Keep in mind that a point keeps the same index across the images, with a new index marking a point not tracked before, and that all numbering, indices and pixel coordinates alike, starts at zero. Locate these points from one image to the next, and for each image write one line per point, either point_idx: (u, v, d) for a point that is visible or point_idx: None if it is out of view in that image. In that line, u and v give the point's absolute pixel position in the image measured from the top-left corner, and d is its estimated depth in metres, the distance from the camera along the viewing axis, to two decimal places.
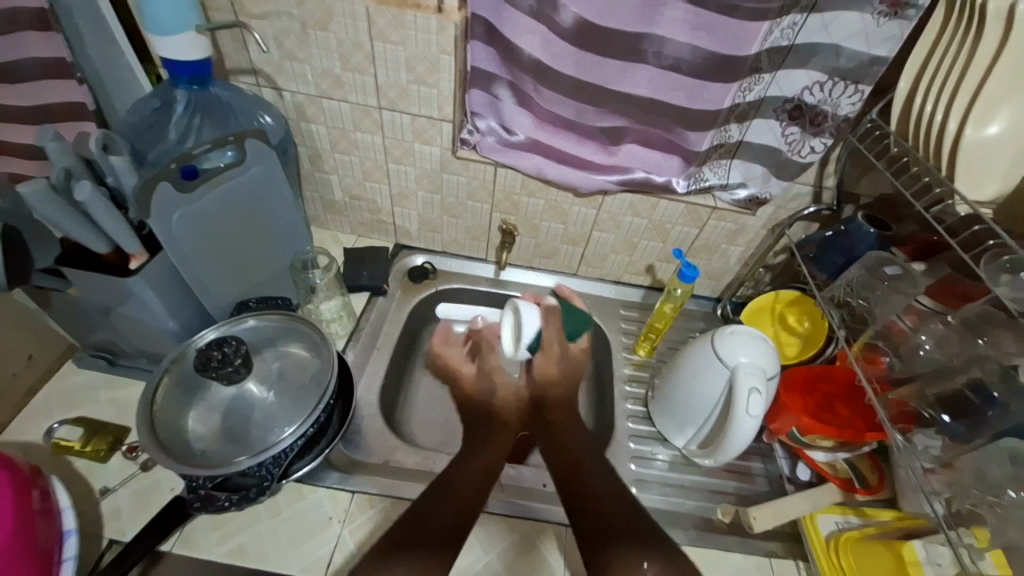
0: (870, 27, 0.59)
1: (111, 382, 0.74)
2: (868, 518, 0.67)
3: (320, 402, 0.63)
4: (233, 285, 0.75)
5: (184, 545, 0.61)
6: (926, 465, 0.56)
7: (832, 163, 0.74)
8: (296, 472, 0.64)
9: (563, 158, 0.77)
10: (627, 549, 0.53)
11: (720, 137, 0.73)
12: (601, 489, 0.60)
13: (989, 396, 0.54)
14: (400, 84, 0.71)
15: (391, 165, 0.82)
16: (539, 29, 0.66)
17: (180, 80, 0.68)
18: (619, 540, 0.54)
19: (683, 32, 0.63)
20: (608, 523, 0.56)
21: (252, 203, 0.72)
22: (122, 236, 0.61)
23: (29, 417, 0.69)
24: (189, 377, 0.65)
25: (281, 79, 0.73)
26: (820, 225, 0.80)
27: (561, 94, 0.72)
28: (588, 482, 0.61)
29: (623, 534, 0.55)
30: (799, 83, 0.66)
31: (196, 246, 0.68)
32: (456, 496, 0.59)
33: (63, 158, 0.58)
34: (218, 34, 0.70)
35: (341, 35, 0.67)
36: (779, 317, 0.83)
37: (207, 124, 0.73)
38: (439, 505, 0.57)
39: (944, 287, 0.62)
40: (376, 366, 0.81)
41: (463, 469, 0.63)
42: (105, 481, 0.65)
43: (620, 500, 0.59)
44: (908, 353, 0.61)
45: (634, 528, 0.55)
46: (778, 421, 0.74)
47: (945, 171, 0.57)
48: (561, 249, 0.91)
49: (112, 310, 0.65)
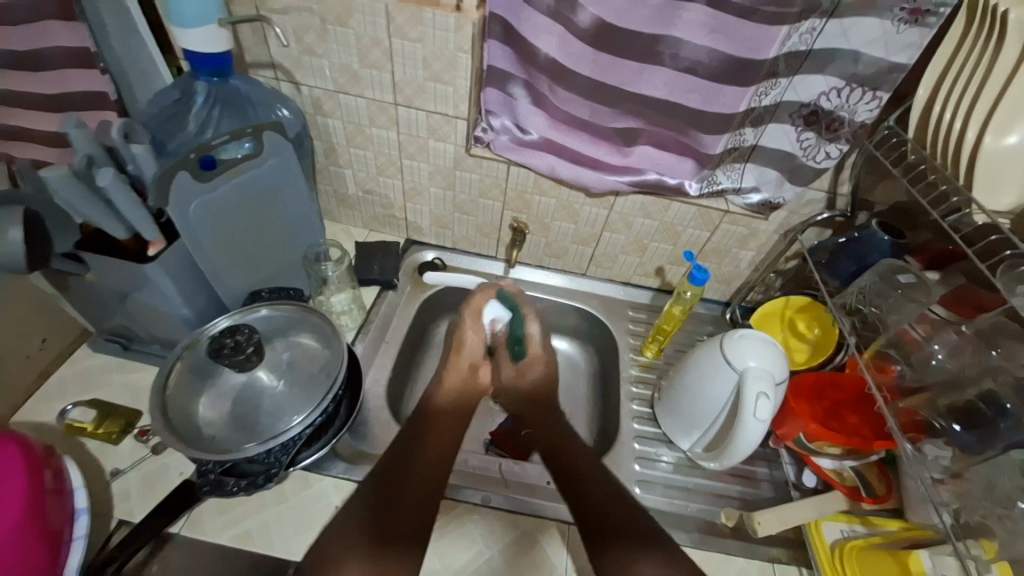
0: (890, 34, 0.58)
1: (123, 366, 0.75)
2: (874, 528, 0.67)
3: (329, 393, 0.64)
4: (245, 275, 0.76)
5: (191, 529, 0.62)
6: (935, 476, 0.56)
7: (847, 170, 0.73)
8: (302, 461, 0.64)
9: (576, 158, 0.77)
10: (628, 549, 0.56)
11: (734, 140, 0.73)
12: (599, 494, 0.63)
13: (1001, 407, 0.53)
14: (417, 81, 0.72)
15: (405, 161, 0.83)
16: (556, 29, 0.66)
17: (200, 73, 0.68)
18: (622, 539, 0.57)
19: (700, 35, 0.63)
20: (606, 521, 0.59)
21: (268, 195, 0.73)
22: (141, 223, 0.62)
23: (43, 399, 0.70)
24: (201, 363, 0.66)
25: (299, 74, 0.74)
26: (833, 231, 0.80)
27: (576, 94, 0.72)
28: (588, 483, 0.64)
29: (619, 534, 0.57)
30: (816, 88, 0.65)
31: (211, 235, 0.69)
32: (426, 486, 0.62)
33: (86, 145, 0.59)
34: (239, 27, 0.71)
35: (360, 30, 0.67)
36: (789, 323, 0.83)
37: (226, 117, 0.74)
38: (414, 495, 0.60)
39: (958, 295, 0.62)
40: (384, 360, 0.81)
41: (435, 458, 0.66)
42: (116, 463, 0.66)
43: (621, 502, 0.61)
44: (920, 363, 0.61)
45: (636, 529, 0.58)
46: (784, 427, 0.73)
47: (962, 180, 0.57)
48: (571, 249, 0.91)
49: (127, 296, 0.66)
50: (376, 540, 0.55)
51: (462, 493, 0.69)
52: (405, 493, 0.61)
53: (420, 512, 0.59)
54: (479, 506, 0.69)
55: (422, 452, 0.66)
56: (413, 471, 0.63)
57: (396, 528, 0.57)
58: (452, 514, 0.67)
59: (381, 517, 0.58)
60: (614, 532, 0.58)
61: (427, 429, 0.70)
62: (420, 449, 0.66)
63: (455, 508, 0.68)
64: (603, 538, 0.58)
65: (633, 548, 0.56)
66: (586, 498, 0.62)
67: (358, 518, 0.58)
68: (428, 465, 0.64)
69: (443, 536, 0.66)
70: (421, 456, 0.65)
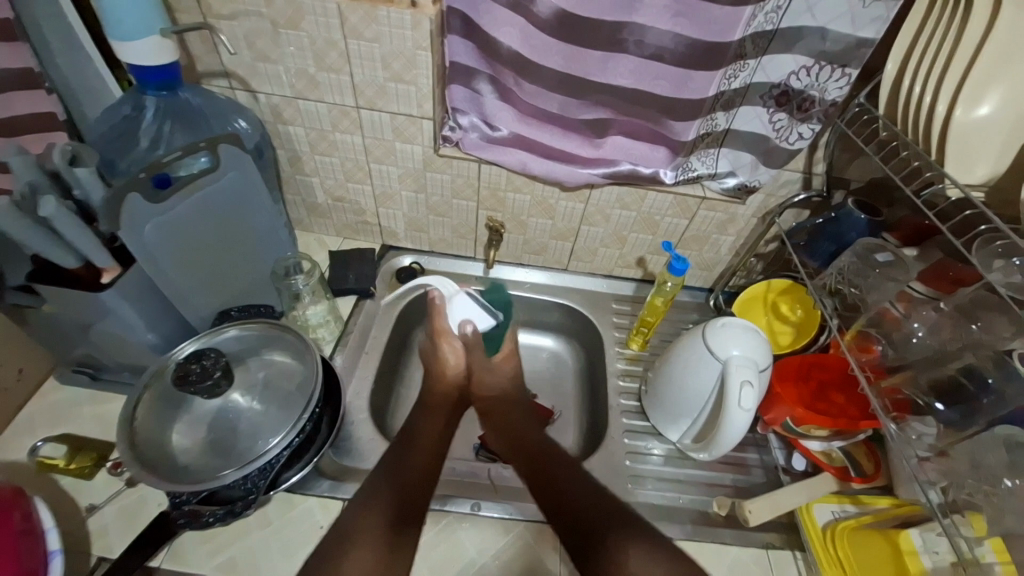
0: (856, 9, 0.57)
1: (94, 397, 0.72)
2: (865, 506, 0.67)
3: (305, 411, 0.62)
4: (213, 294, 0.74)
5: (174, 561, 0.60)
6: (921, 454, 0.55)
7: (821, 149, 0.73)
8: (285, 482, 0.62)
9: (549, 153, 0.76)
10: (617, 539, 0.54)
11: (706, 126, 0.72)
12: (584, 496, 0.61)
13: (982, 381, 0.53)
14: (377, 83, 0.69)
15: (373, 165, 0.81)
16: (516, 21, 0.64)
17: (148, 86, 0.66)
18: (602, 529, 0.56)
19: (663, 21, 0.61)
20: (601, 517, 0.57)
21: (229, 208, 0.70)
22: (92, 250, 0.59)
23: (13, 435, 0.68)
24: (170, 392, 0.63)
25: (254, 82, 0.71)
26: (811, 212, 0.79)
27: (543, 87, 0.70)
28: (563, 483, 0.63)
29: (612, 524, 0.56)
30: (785, 67, 0.64)
31: (169, 256, 0.66)
32: (421, 480, 0.63)
33: (27, 173, 0.58)
34: (186, 36, 0.68)
35: (314, 33, 0.65)
36: (771, 306, 0.82)
37: (178, 130, 0.71)
38: (415, 482, 0.62)
39: (936, 271, 0.61)
40: (365, 370, 0.79)
41: (430, 451, 0.67)
42: (91, 498, 0.64)
43: (605, 499, 0.60)
44: (901, 340, 0.60)
45: (625, 517, 0.57)
46: (772, 412, 0.73)
47: (935, 156, 0.56)
48: (550, 246, 0.89)
49: (90, 326, 0.64)
50: (398, 520, 0.57)
51: (450, 503, 0.67)
52: (408, 486, 0.61)
53: (420, 499, 0.61)
54: (471, 514, 0.67)
55: (412, 451, 0.66)
56: (408, 467, 0.63)
57: (411, 507, 0.59)
58: (441, 524, 0.66)
59: (395, 503, 0.59)
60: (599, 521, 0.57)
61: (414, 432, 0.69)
62: (412, 452, 0.66)
63: (445, 518, 0.66)
64: (598, 525, 0.57)
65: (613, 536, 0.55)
66: (570, 481, 0.63)
67: (370, 506, 0.58)
68: (427, 454, 0.66)
69: (435, 548, 0.64)
70: (411, 457, 0.65)
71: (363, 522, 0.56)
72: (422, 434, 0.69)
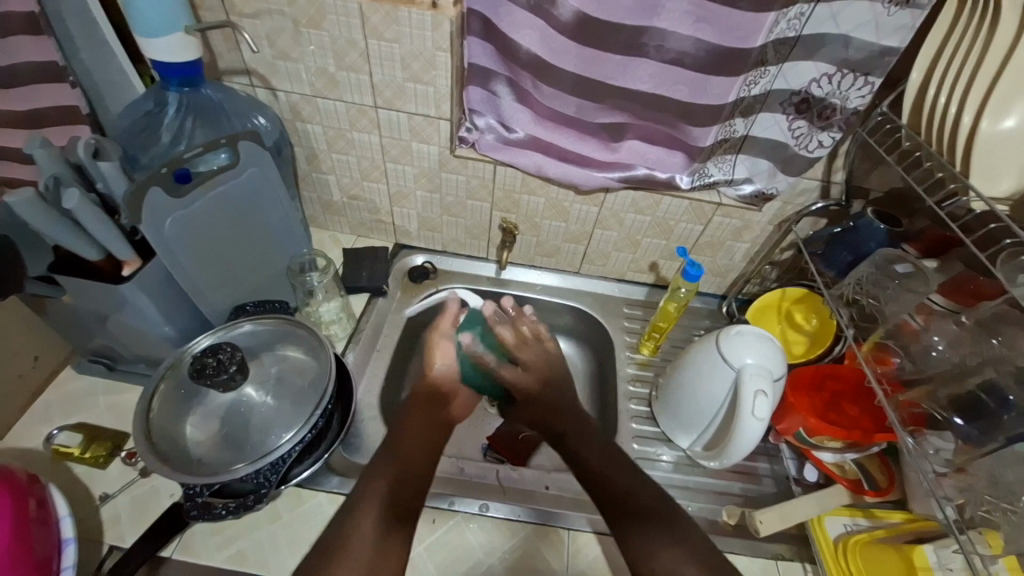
0: (880, 16, 0.56)
1: (109, 387, 0.73)
2: (878, 520, 0.66)
3: (318, 408, 0.62)
4: (231, 289, 0.75)
5: (185, 551, 0.60)
6: (938, 469, 0.55)
7: (841, 157, 0.72)
8: (295, 477, 0.63)
9: (564, 155, 0.75)
10: (648, 535, 0.57)
11: (724, 132, 0.71)
12: (605, 481, 0.64)
13: (1004, 399, 0.51)
14: (396, 83, 0.70)
15: (389, 165, 0.81)
16: (536, 23, 0.64)
17: (170, 82, 0.67)
18: (625, 520, 0.59)
19: (685, 25, 0.61)
20: (615, 506, 0.61)
21: (248, 204, 0.71)
22: (112, 242, 0.60)
23: (31, 422, 0.69)
24: (185, 384, 0.64)
25: (274, 79, 0.72)
26: (827, 221, 0.79)
27: (560, 90, 0.70)
28: (590, 479, 0.65)
29: (622, 513, 0.60)
30: (806, 74, 0.63)
31: (190, 250, 0.67)
32: (413, 481, 0.63)
33: (51, 165, 0.58)
34: (210, 34, 0.69)
35: (335, 33, 0.65)
36: (786, 315, 0.82)
37: (200, 126, 0.71)
38: (411, 474, 0.63)
39: (957, 284, 0.61)
40: (377, 368, 0.80)
41: (428, 443, 0.69)
42: (105, 487, 0.64)
43: (634, 481, 0.63)
44: (919, 353, 0.59)
45: (652, 508, 0.60)
46: (784, 422, 0.72)
47: (959, 167, 0.55)
48: (563, 249, 0.89)
49: (107, 317, 0.65)
50: (387, 517, 0.58)
51: (458, 503, 0.67)
52: (406, 478, 0.63)
53: (415, 489, 0.62)
54: (478, 515, 0.67)
55: (404, 444, 0.67)
56: (407, 458, 0.65)
57: (405, 503, 0.60)
58: (449, 524, 0.66)
59: (392, 493, 0.60)
60: (625, 511, 0.60)
61: (411, 432, 0.70)
62: (404, 448, 0.67)
63: (453, 519, 0.66)
64: (620, 516, 0.60)
65: (631, 525, 0.59)
66: (593, 471, 0.65)
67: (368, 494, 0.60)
68: (421, 450, 0.68)
69: (441, 549, 0.64)
70: (410, 461, 0.65)
71: (362, 510, 0.58)
72: (413, 427, 0.71)
